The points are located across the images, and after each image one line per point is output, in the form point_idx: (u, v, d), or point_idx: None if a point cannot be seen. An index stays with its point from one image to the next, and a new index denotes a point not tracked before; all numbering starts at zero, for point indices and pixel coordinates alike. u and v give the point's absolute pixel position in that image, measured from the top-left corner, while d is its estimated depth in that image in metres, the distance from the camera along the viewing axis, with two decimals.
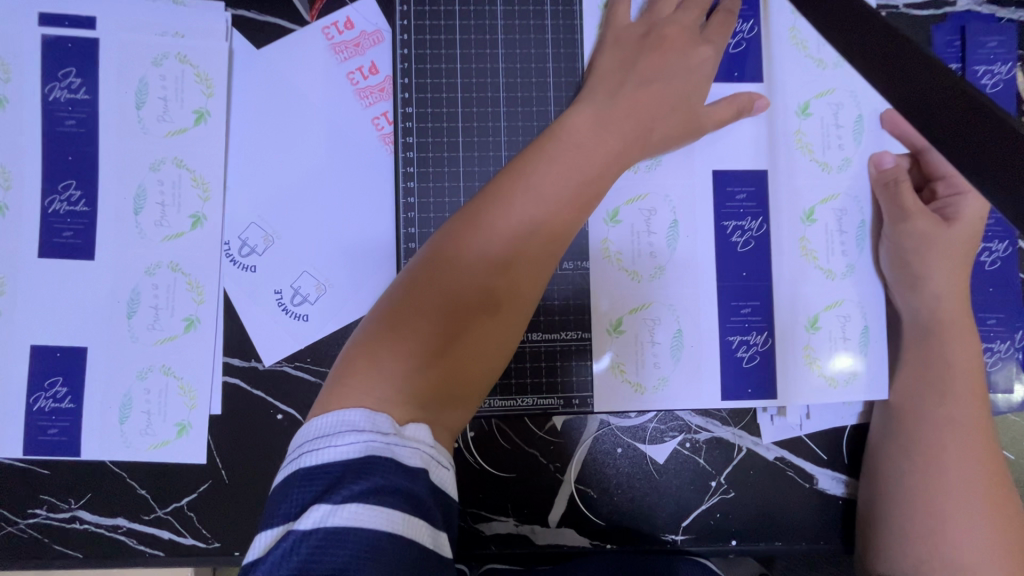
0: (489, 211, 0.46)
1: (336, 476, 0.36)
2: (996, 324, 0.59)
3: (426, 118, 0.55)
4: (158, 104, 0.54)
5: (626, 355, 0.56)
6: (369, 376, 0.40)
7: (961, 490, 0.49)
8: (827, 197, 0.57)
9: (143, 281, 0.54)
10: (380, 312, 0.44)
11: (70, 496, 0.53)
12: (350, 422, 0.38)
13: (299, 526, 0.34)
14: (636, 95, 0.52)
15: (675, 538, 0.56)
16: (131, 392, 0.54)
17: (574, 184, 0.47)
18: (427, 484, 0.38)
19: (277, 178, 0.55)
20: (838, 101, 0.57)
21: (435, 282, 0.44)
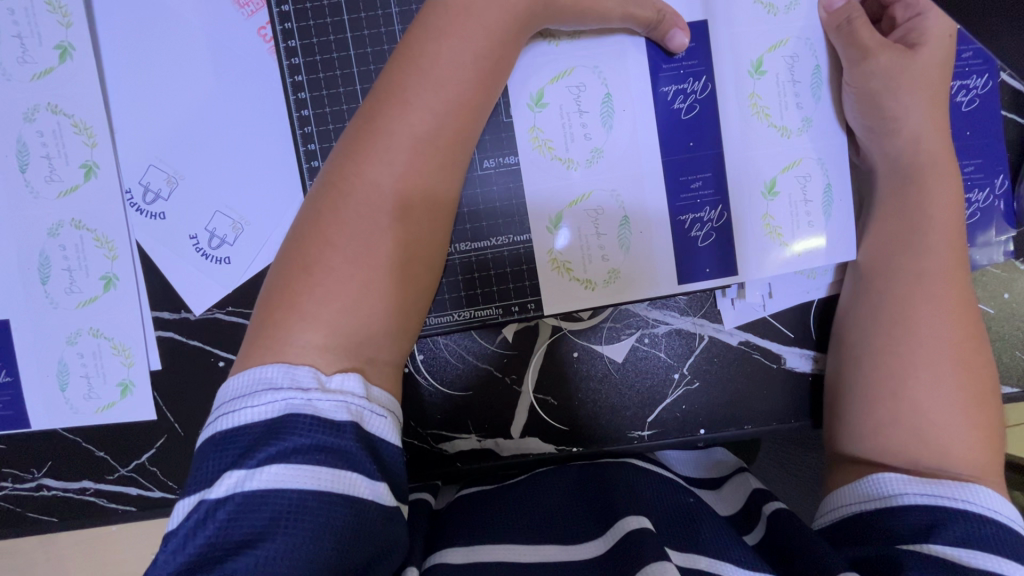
0: (383, 111, 0.42)
1: (254, 439, 0.33)
2: (973, 170, 0.54)
3: (309, 17, 0.49)
4: (15, 43, 0.48)
5: (573, 253, 0.52)
6: (291, 323, 0.37)
7: (929, 347, 0.46)
8: (776, 43, 0.51)
9: (48, 243, 0.51)
10: (289, 253, 0.40)
11: (31, 466, 0.53)
12: (268, 381, 0.34)
13: (213, 494, 0.32)
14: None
15: (641, 433, 0.55)
16: (65, 359, 0.52)
17: (473, 64, 0.43)
18: (359, 436, 0.34)
19: (165, 111, 0.50)
20: None
21: (344, 201, 0.40)
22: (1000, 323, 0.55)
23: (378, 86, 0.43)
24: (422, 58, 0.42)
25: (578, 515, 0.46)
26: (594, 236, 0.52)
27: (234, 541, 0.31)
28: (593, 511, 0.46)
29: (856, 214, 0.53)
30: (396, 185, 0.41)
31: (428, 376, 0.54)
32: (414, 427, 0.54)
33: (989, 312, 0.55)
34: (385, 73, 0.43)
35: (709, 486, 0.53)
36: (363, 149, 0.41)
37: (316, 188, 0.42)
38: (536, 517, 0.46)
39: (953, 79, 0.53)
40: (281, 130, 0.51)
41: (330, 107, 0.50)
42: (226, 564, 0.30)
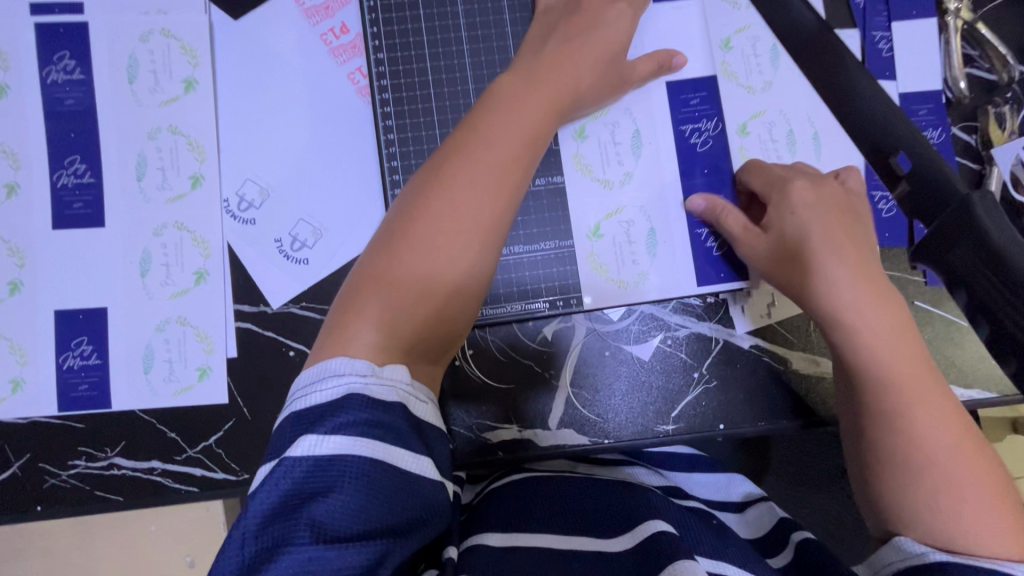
0: (445, 166, 0.46)
1: (321, 413, 0.38)
2: None
3: (394, 66, 0.60)
4: (149, 77, 0.59)
5: (608, 258, 0.61)
6: (356, 333, 0.41)
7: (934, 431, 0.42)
8: (756, 112, 0.62)
9: (152, 242, 0.58)
10: (355, 280, 0.45)
11: (106, 445, 0.57)
12: (332, 369, 0.39)
13: (287, 455, 0.37)
14: (561, 52, 0.54)
15: (666, 429, 0.61)
16: (152, 344, 0.58)
17: (522, 129, 0.48)
18: (405, 416, 0.39)
19: (269, 137, 0.60)
20: (756, 34, 0.62)
21: (411, 232, 0.44)
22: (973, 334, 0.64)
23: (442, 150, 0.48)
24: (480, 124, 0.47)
25: (607, 512, 0.52)
26: (632, 241, 0.61)
27: (306, 495, 0.35)
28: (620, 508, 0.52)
29: None
30: (451, 220, 0.44)
31: (454, 379, 0.60)
32: (461, 416, 0.60)
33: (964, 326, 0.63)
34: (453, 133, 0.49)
35: (732, 509, 0.61)
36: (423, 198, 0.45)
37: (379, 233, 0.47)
38: (562, 513, 0.51)
39: None
40: (362, 155, 0.60)
41: (406, 136, 0.60)
42: (298, 514, 0.35)
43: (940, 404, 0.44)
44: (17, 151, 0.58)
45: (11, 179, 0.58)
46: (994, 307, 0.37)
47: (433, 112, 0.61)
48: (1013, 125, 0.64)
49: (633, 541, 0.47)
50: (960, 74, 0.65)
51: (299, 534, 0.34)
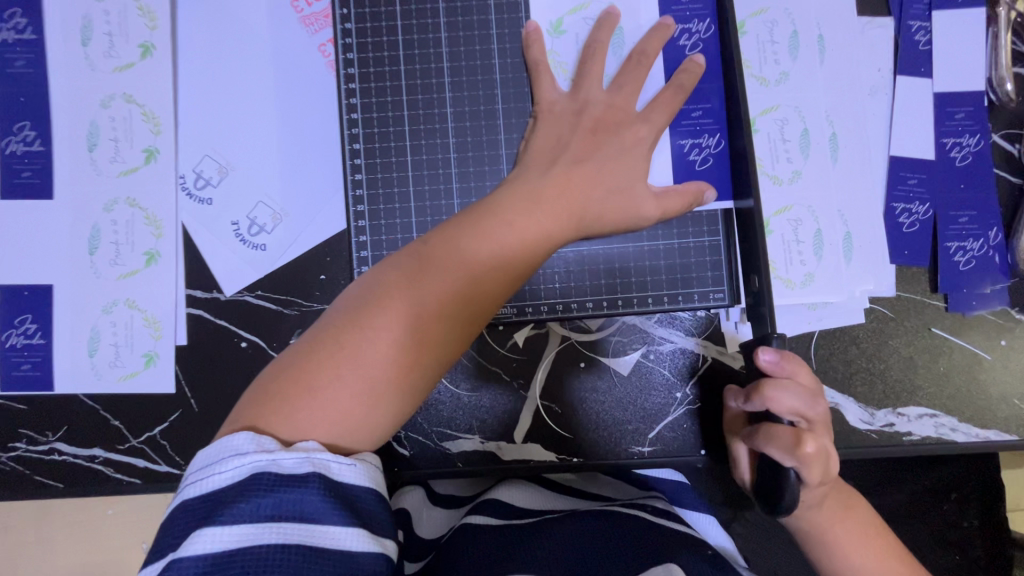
0: (443, 253, 0.44)
1: (221, 499, 0.36)
2: (968, 222, 0.57)
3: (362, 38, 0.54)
4: (104, 40, 0.54)
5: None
6: (284, 413, 0.40)
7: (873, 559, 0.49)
8: (768, 108, 0.57)
9: (102, 218, 0.55)
10: (300, 348, 0.42)
11: (47, 429, 0.55)
12: (235, 447, 0.38)
13: (188, 548, 0.35)
14: (570, 176, 0.49)
15: (641, 450, 0.56)
16: (98, 326, 0.55)
17: (527, 230, 0.46)
18: (324, 485, 0.38)
19: (229, 113, 0.55)
20: (774, 19, 0.57)
21: (362, 320, 0.42)
22: (993, 368, 0.57)
23: (447, 229, 0.46)
24: (495, 212, 0.46)
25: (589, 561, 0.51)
26: (611, 250, 0.55)
27: None
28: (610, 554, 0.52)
29: (878, 255, 0.57)
30: (416, 322, 0.42)
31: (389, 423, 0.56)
32: (419, 423, 0.56)
33: (983, 357, 0.57)
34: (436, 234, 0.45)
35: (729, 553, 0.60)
36: (412, 284, 0.43)
37: (350, 296, 0.44)
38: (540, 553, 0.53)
39: (947, 138, 0.57)
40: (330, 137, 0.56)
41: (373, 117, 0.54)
42: None
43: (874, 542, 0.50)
44: None
45: None
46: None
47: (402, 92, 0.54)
48: None
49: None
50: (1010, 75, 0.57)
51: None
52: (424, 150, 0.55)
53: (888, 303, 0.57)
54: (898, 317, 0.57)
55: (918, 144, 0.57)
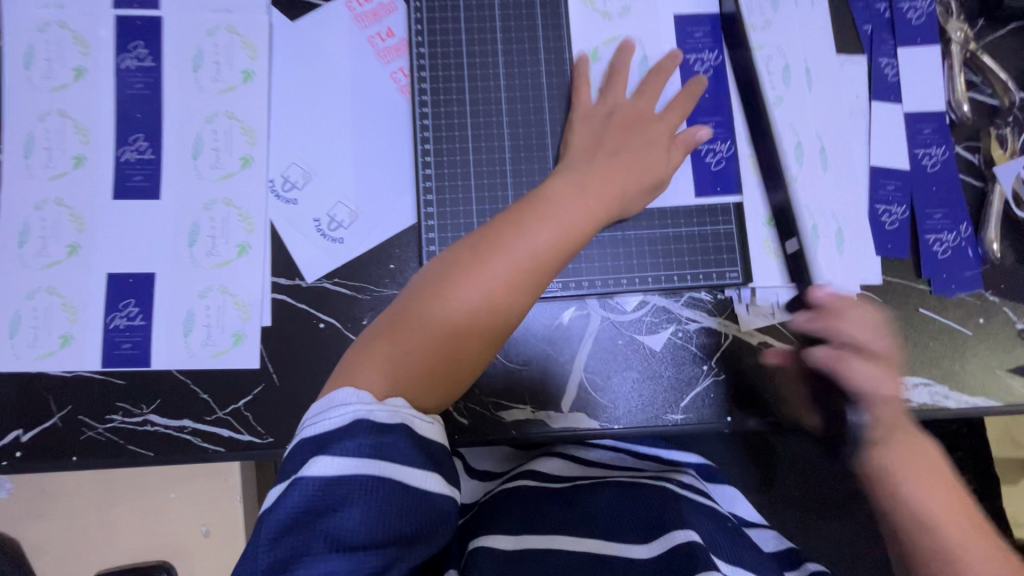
0: (506, 234, 0.51)
1: (329, 437, 0.43)
2: (941, 218, 0.67)
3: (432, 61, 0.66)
4: (212, 67, 0.64)
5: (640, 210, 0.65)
6: (377, 371, 0.47)
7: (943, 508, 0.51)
8: (767, 123, 0.68)
9: (201, 215, 0.63)
10: (387, 319, 0.50)
11: (142, 402, 0.61)
12: (339, 400, 0.44)
13: (301, 476, 0.42)
14: (609, 166, 0.58)
15: (674, 417, 0.63)
16: (193, 309, 0.62)
17: (578, 216, 0.54)
18: (409, 434, 0.44)
19: (314, 127, 0.65)
20: (770, 54, 0.67)
21: (437, 297, 0.49)
22: (974, 343, 0.66)
23: (509, 215, 0.53)
24: (549, 198, 0.54)
25: (621, 527, 0.57)
26: (641, 234, 0.65)
27: (322, 509, 0.41)
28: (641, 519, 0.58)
29: (867, 245, 0.66)
30: (487, 293, 0.49)
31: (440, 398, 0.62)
32: (477, 394, 0.63)
33: (965, 333, 0.66)
34: (497, 221, 0.53)
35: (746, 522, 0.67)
36: (482, 261, 0.50)
37: (426, 276, 0.52)
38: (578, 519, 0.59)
39: (918, 149, 0.68)
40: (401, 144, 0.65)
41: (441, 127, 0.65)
42: (318, 525, 0.41)
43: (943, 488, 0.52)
44: (88, 127, 0.63)
45: (80, 151, 0.63)
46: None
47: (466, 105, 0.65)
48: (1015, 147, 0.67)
49: (663, 549, 0.53)
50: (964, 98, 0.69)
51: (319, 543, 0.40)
52: (484, 159, 0.65)
53: (877, 290, 0.66)
54: (889, 299, 0.66)
55: (895, 154, 0.68)
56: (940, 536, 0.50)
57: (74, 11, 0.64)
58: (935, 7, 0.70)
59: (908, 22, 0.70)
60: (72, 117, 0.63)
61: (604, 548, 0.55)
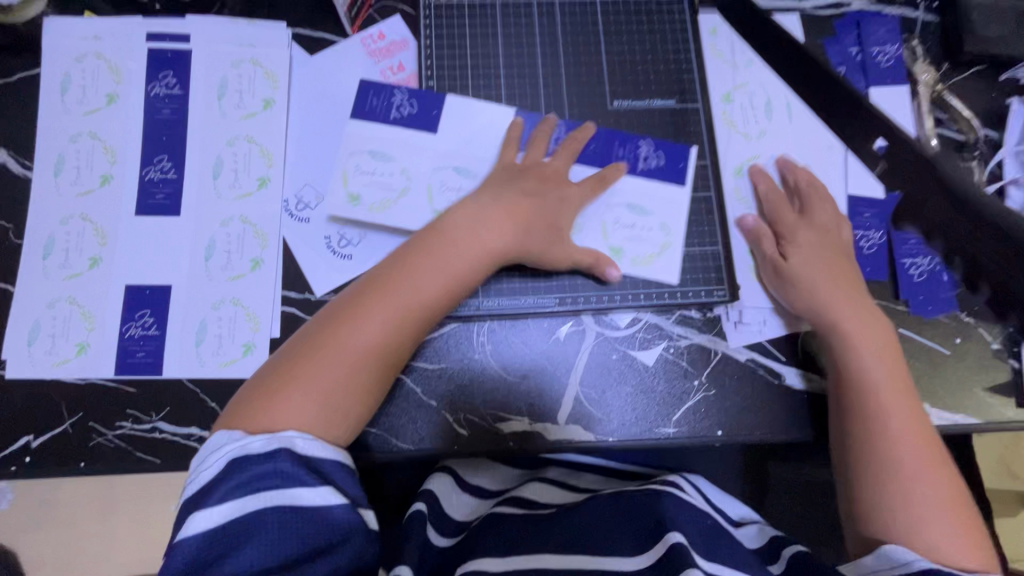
0: (391, 278, 0.56)
1: (208, 488, 0.46)
2: (917, 242, 0.71)
3: (421, 130, 0.69)
4: (236, 95, 0.69)
5: (645, 249, 0.69)
6: (273, 411, 0.50)
7: (922, 465, 0.57)
8: (753, 155, 0.72)
9: (218, 232, 0.67)
10: (271, 370, 0.53)
11: (152, 410, 0.62)
12: (215, 445, 0.48)
13: (189, 530, 0.45)
14: (524, 205, 0.63)
15: (667, 431, 0.65)
16: (206, 320, 0.65)
17: (435, 271, 0.57)
18: (292, 457, 0.47)
19: (328, 152, 0.70)
20: (752, 91, 0.74)
21: (337, 336, 0.53)
22: (951, 361, 0.69)
23: (380, 268, 0.58)
24: (444, 233, 0.59)
25: (616, 538, 0.59)
26: (634, 254, 0.69)
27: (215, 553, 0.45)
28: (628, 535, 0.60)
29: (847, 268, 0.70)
30: (388, 331, 0.54)
31: (428, 423, 0.64)
32: (477, 405, 0.65)
33: (942, 352, 0.69)
34: (384, 263, 0.58)
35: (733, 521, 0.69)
36: (371, 302, 0.55)
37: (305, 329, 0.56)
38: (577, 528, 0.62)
39: None
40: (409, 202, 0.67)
41: (446, 192, 0.68)
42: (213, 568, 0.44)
43: (926, 451, 0.58)
44: (116, 148, 0.68)
45: (106, 171, 0.67)
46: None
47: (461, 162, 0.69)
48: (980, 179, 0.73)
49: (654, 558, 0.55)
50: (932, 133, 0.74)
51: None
52: (489, 183, 0.68)
53: None
54: None
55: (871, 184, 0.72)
56: (910, 486, 0.56)
57: (110, 43, 0.69)
58: (902, 52, 0.76)
59: (878, 64, 0.76)
60: (102, 138, 0.68)
61: (590, 563, 0.56)
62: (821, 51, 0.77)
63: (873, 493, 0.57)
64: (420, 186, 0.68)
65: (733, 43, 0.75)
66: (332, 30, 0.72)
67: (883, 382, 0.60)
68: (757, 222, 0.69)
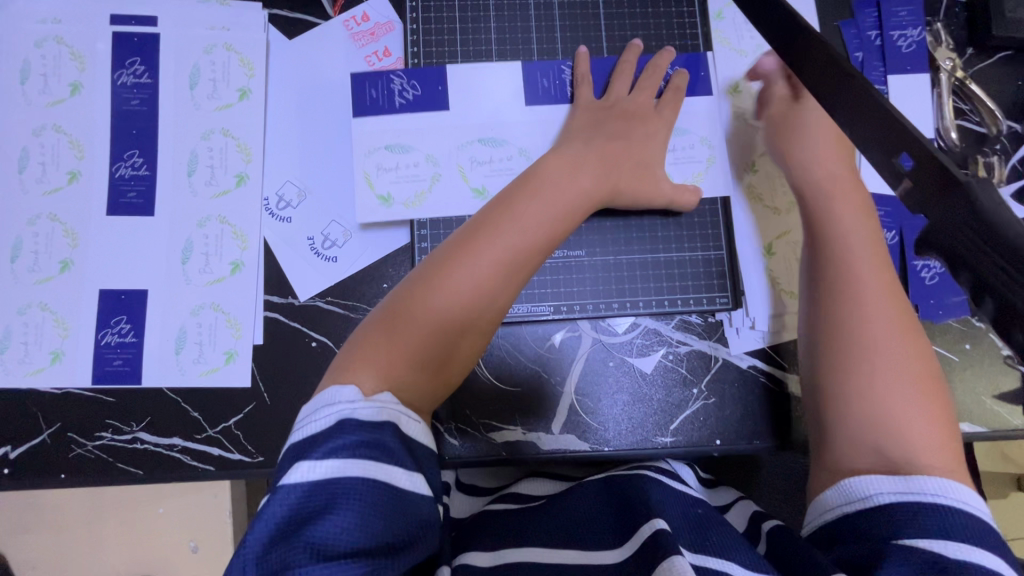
0: (492, 223, 0.55)
1: (313, 442, 0.45)
2: (928, 244, 0.68)
3: (436, 111, 0.66)
4: (209, 84, 0.65)
5: (688, 172, 0.67)
6: (372, 364, 0.49)
7: (896, 374, 0.48)
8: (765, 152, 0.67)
9: (195, 232, 0.63)
10: (370, 329, 0.51)
11: (132, 420, 0.60)
12: (327, 399, 0.46)
13: (288, 480, 0.44)
14: (604, 148, 0.62)
15: (664, 441, 0.64)
16: (185, 326, 0.62)
17: (536, 218, 0.56)
18: (392, 432, 0.45)
19: (309, 145, 0.65)
20: (763, 80, 0.68)
21: (441, 277, 0.52)
22: (958, 368, 0.67)
23: (476, 220, 0.56)
24: (533, 187, 0.58)
25: (598, 529, 0.57)
26: (632, 259, 0.66)
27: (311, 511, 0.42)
28: (610, 525, 0.57)
29: None
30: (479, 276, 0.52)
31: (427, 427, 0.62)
32: (468, 414, 0.63)
33: (949, 358, 0.67)
34: (488, 207, 0.56)
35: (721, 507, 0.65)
36: (473, 247, 0.53)
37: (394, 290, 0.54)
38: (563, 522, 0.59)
39: None
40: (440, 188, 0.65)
41: (480, 167, 0.66)
42: (303, 529, 0.42)
43: (916, 360, 0.49)
44: (82, 142, 0.63)
45: (74, 167, 0.63)
46: (1003, 293, 0.34)
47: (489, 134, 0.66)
48: (1001, 175, 0.69)
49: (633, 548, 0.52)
50: (952, 125, 0.70)
51: (302, 550, 0.40)
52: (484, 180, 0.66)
53: None
54: None
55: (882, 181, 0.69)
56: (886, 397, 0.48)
57: (72, 27, 0.64)
58: (925, 35, 0.71)
59: (898, 49, 0.71)
60: (67, 132, 0.63)
61: (577, 558, 0.54)
62: (837, 35, 0.72)
63: (847, 354, 0.50)
64: (449, 168, 0.66)
65: (739, 28, 0.69)
66: (312, 12, 0.67)
67: (875, 285, 0.52)
68: (765, 224, 0.66)
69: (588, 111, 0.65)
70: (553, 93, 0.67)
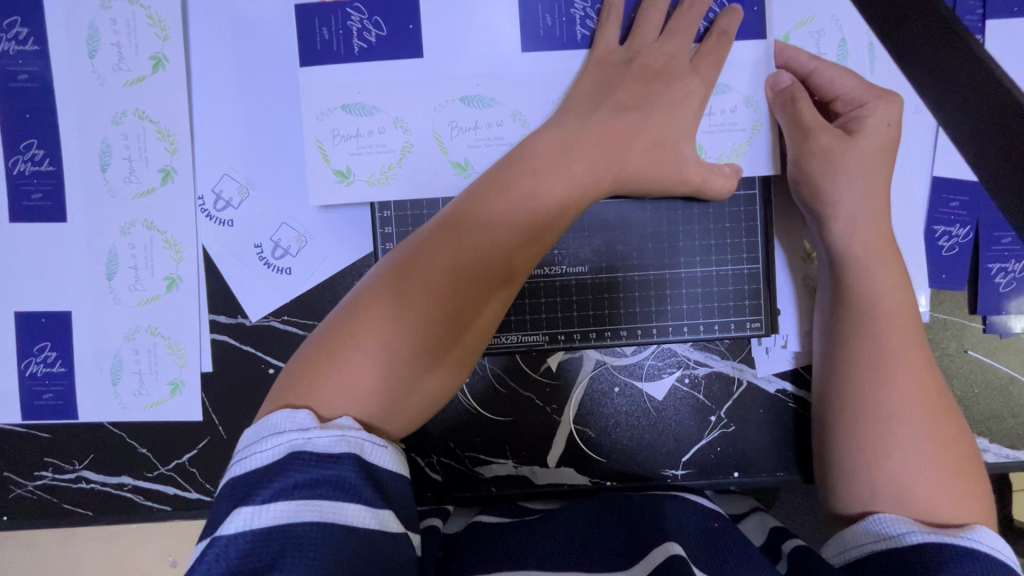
0: (484, 195, 0.45)
1: (257, 480, 0.33)
2: (1012, 242, 0.55)
3: (405, 58, 0.51)
4: (112, 51, 0.51)
5: (724, 145, 0.53)
6: (332, 383, 0.37)
7: (913, 426, 0.43)
8: None
9: (119, 242, 0.53)
10: (329, 334, 0.40)
11: (73, 458, 0.54)
12: (273, 427, 0.35)
13: (223, 531, 0.32)
14: (610, 124, 0.48)
15: (675, 473, 0.56)
16: (120, 353, 0.53)
17: (534, 188, 0.45)
18: (359, 465, 0.34)
19: (245, 127, 0.52)
20: (820, 29, 0.53)
21: (419, 264, 0.42)
22: None
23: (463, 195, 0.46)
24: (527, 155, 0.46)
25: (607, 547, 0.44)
26: (646, 275, 0.54)
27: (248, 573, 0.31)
28: (619, 541, 0.44)
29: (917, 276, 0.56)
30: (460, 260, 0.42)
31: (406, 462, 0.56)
32: (450, 447, 0.56)
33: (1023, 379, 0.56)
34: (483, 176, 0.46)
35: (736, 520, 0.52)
36: (456, 225, 0.43)
37: (364, 284, 0.43)
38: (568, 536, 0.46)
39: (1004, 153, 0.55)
40: (412, 164, 0.52)
41: (460, 134, 0.51)
42: None
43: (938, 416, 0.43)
44: None
45: None
46: None
47: (473, 91, 0.51)
48: None
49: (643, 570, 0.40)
50: None
51: None
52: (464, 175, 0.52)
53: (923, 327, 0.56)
54: (936, 338, 0.56)
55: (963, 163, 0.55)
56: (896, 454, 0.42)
57: None
58: None
59: None
60: None
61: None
62: None
63: (858, 381, 0.46)
64: (424, 137, 0.51)
65: None
66: None
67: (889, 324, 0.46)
68: (792, 235, 0.55)
69: (603, 74, 0.50)
70: (559, 35, 0.51)
